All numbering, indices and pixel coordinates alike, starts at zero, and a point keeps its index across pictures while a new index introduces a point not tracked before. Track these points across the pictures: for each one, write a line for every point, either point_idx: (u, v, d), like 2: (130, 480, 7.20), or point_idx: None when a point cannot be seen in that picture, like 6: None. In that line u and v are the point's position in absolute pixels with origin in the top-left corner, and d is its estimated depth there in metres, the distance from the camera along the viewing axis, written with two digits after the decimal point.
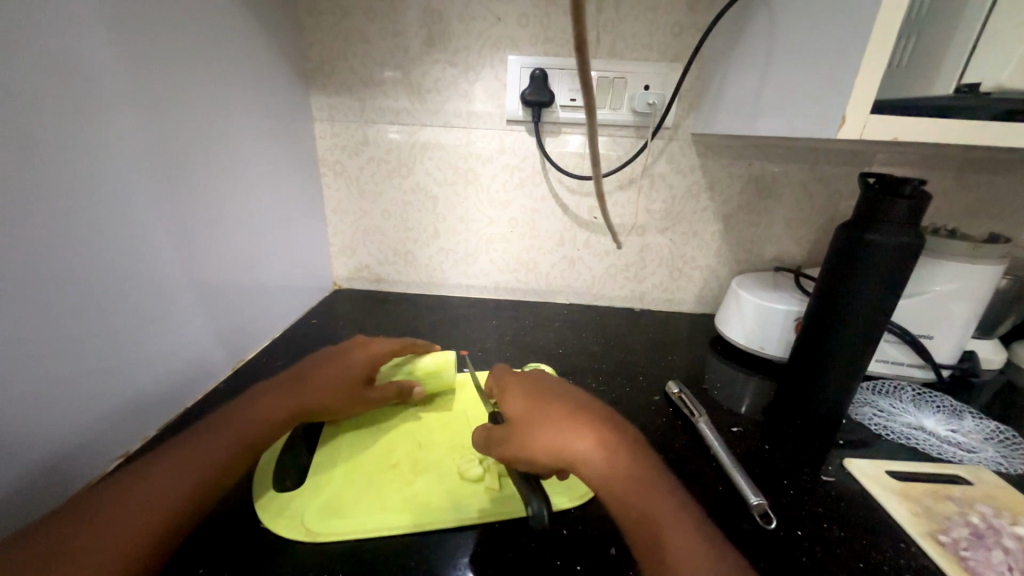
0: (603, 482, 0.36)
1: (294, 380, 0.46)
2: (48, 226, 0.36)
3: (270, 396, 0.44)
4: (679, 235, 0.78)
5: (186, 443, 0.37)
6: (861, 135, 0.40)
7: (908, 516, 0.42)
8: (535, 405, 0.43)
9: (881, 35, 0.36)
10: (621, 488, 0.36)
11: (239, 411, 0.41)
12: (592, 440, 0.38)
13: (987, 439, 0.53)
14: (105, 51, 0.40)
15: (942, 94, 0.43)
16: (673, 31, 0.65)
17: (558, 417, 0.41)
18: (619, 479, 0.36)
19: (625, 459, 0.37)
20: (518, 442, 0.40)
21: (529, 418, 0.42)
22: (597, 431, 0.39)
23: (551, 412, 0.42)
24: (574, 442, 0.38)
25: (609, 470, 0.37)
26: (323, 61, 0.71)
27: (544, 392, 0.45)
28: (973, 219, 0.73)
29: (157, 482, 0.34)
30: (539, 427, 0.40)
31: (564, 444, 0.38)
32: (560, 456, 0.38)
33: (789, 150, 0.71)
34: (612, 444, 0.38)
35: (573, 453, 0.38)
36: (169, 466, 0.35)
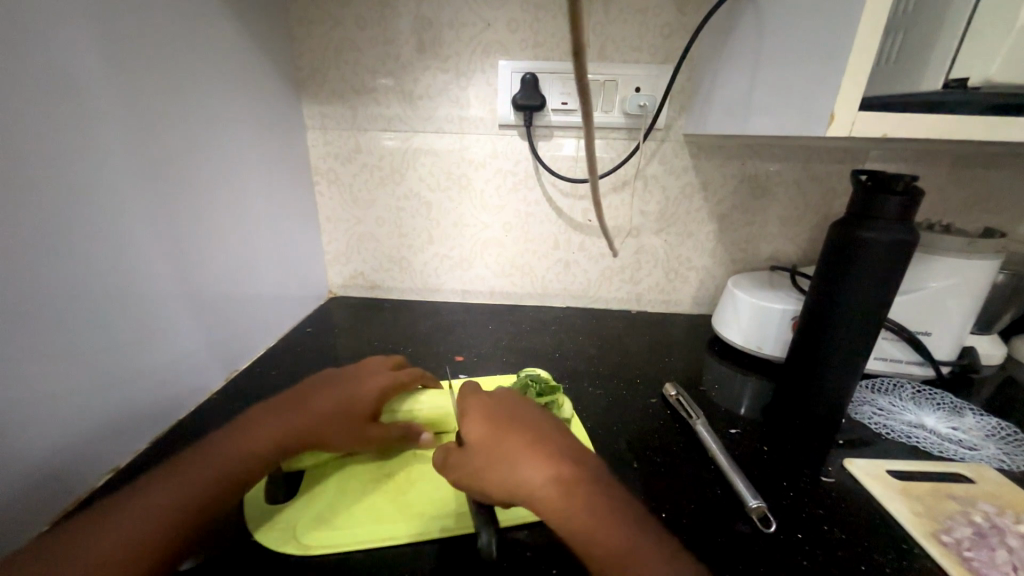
0: (564, 520, 0.34)
1: (295, 400, 0.45)
2: (39, 240, 0.36)
3: (275, 418, 0.42)
4: (674, 235, 0.78)
5: (178, 468, 0.36)
6: (850, 132, 0.40)
7: (911, 517, 0.42)
8: (494, 430, 0.40)
9: (868, 31, 0.36)
10: (584, 526, 0.33)
11: (241, 431, 0.41)
12: (550, 473, 0.36)
13: (988, 436, 0.53)
14: (93, 63, 0.39)
15: (930, 90, 0.43)
16: (663, 32, 0.65)
17: (516, 446, 0.38)
18: (581, 515, 0.34)
19: (587, 492, 0.35)
20: (477, 475, 0.38)
21: (485, 447, 0.39)
22: (556, 463, 0.37)
23: (510, 441, 0.38)
24: (533, 476, 0.36)
25: (569, 507, 0.34)
26: (314, 69, 0.71)
27: (503, 413, 0.42)
28: (968, 215, 0.73)
29: (152, 500, 0.34)
30: (496, 459, 0.37)
31: (522, 480, 0.36)
32: (518, 491, 0.36)
33: (782, 149, 0.71)
34: (573, 476, 0.36)
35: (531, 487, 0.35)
36: (160, 492, 0.34)
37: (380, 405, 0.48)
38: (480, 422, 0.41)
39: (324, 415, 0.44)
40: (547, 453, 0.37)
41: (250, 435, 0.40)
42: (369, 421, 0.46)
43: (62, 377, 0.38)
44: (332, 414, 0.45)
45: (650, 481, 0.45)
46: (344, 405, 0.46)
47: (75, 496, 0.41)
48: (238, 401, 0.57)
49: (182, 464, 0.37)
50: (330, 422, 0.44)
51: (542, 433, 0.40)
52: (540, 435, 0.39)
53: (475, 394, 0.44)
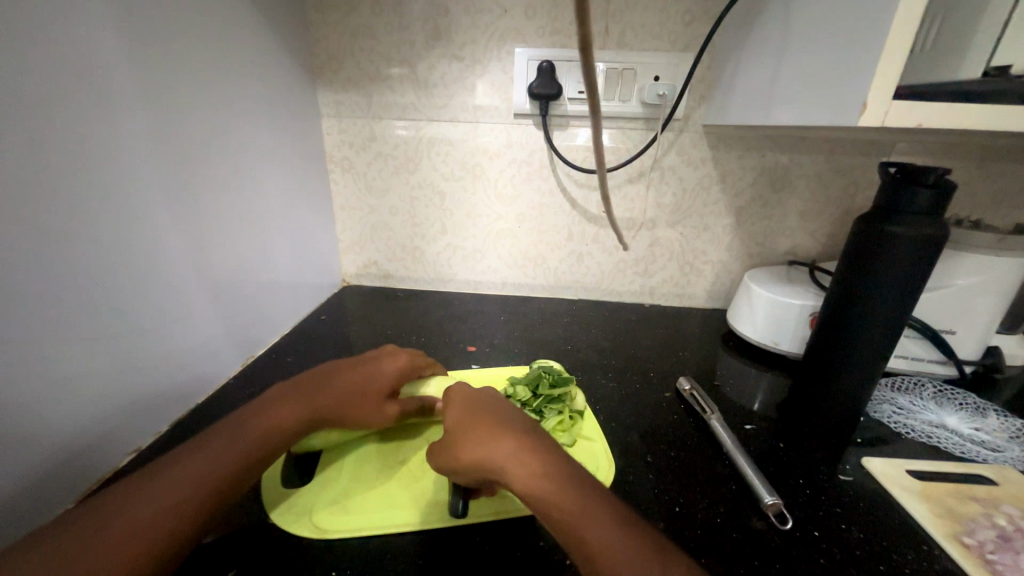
0: (524, 484, 0.34)
1: (311, 381, 0.45)
2: (59, 223, 0.36)
3: (291, 399, 0.43)
4: (690, 229, 0.77)
5: (198, 448, 0.37)
6: (883, 122, 0.38)
7: (930, 517, 0.41)
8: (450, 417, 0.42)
9: (905, 15, 0.35)
10: (541, 488, 0.34)
11: (259, 412, 0.41)
12: (510, 443, 0.37)
13: (1012, 437, 0.52)
14: (110, 49, 0.39)
15: (968, 79, 0.41)
16: (684, 19, 0.64)
17: (481, 423, 0.39)
18: (539, 476, 0.34)
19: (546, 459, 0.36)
20: (448, 451, 0.39)
21: (457, 426, 0.40)
22: (516, 435, 0.38)
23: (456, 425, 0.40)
24: (495, 445, 0.37)
25: (527, 471, 0.35)
26: (329, 56, 0.70)
27: (477, 398, 0.43)
28: (998, 210, 0.71)
29: (169, 480, 0.34)
30: (465, 434, 0.39)
31: (485, 449, 0.37)
32: (481, 461, 0.36)
33: (804, 142, 0.69)
34: (532, 446, 0.37)
35: (492, 456, 0.36)
36: (182, 470, 0.35)
37: (396, 387, 0.49)
38: (454, 407, 0.42)
39: (341, 397, 0.45)
40: (511, 428, 0.38)
41: (268, 421, 0.41)
42: (386, 400, 0.47)
43: (84, 360, 0.39)
44: (351, 397, 0.45)
45: (664, 475, 0.45)
46: (361, 388, 0.46)
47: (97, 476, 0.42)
48: (254, 387, 0.57)
49: (203, 444, 0.37)
50: (350, 403, 0.45)
51: (511, 415, 0.41)
52: (507, 416, 0.41)
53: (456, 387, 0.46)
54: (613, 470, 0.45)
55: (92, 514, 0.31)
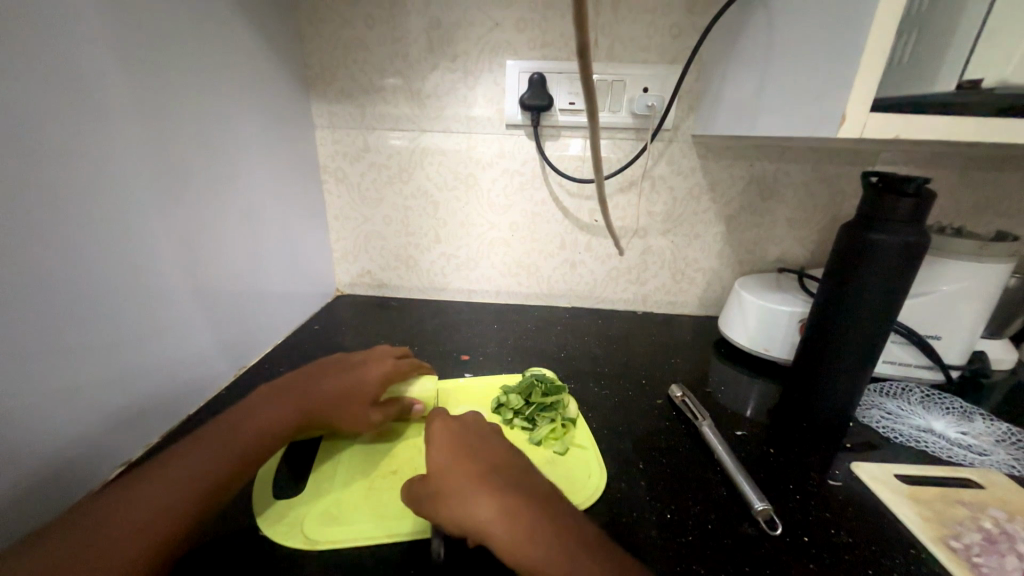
0: (510, 549, 0.33)
1: (299, 384, 0.46)
2: (53, 234, 0.36)
3: (278, 403, 0.43)
4: (681, 237, 0.78)
5: (189, 449, 0.37)
6: (862, 133, 0.39)
7: (918, 521, 0.41)
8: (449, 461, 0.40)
9: (879, 32, 0.36)
10: (529, 558, 0.32)
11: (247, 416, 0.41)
12: (495, 502, 0.35)
13: (998, 441, 0.52)
14: (105, 62, 0.40)
15: (943, 91, 0.43)
16: (671, 32, 0.65)
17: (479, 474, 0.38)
18: (529, 543, 0.33)
19: (533, 523, 0.34)
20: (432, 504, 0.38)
21: (441, 475, 0.39)
22: (500, 491, 0.36)
23: (454, 473, 0.39)
24: (479, 504, 0.35)
25: (514, 538, 0.33)
26: (323, 68, 0.71)
27: (460, 442, 0.42)
28: (980, 217, 0.72)
29: (155, 483, 0.34)
30: (449, 487, 0.38)
31: (470, 508, 0.36)
32: (466, 522, 0.35)
33: (790, 151, 0.70)
34: (519, 504, 0.35)
35: (477, 516, 0.35)
36: (168, 475, 0.35)
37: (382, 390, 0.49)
38: (436, 452, 0.41)
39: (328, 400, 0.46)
40: (495, 481, 0.37)
41: (258, 422, 0.41)
42: (371, 404, 0.48)
43: (75, 371, 0.39)
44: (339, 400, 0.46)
45: (656, 482, 0.45)
46: (348, 392, 0.47)
47: (87, 489, 0.41)
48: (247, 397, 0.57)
49: (194, 446, 0.37)
50: (337, 407, 0.46)
51: (493, 462, 0.40)
52: (489, 463, 0.39)
53: (438, 421, 0.45)
54: (605, 477, 0.45)
55: (82, 516, 0.31)
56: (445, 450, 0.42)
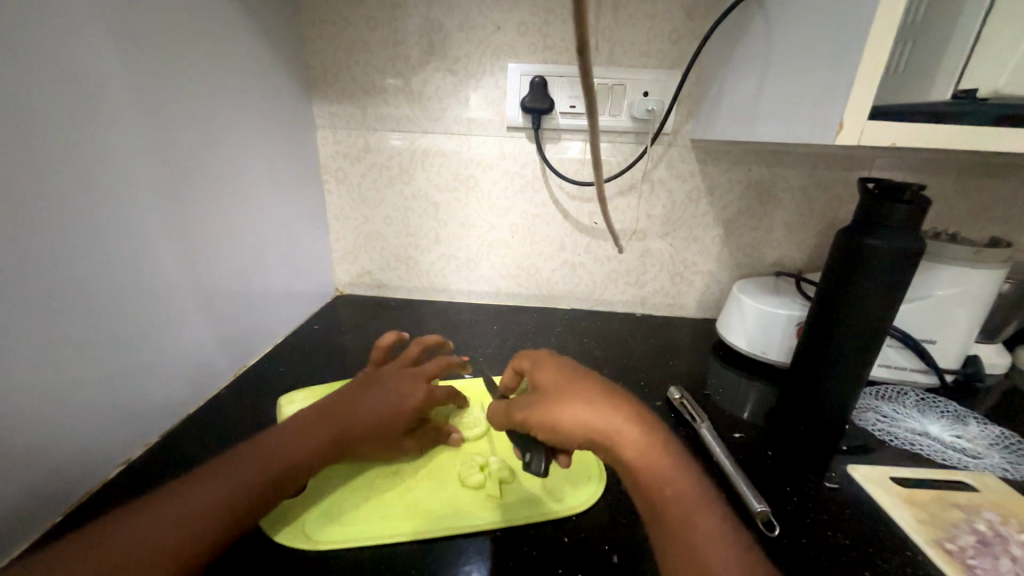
0: (640, 451, 0.37)
1: (348, 401, 0.45)
2: (55, 234, 0.37)
3: (322, 423, 0.42)
4: (680, 240, 0.78)
5: (220, 471, 0.36)
6: (859, 141, 0.40)
7: (913, 523, 0.42)
8: (568, 379, 0.43)
9: (876, 41, 0.37)
10: (656, 464, 0.37)
11: (287, 436, 0.40)
12: (630, 416, 0.39)
13: (992, 444, 0.53)
14: (107, 63, 0.40)
15: (940, 100, 0.43)
16: (671, 37, 0.66)
17: (603, 395, 0.41)
18: (664, 454, 0.37)
19: (660, 437, 0.39)
20: (556, 404, 0.40)
21: (559, 388, 0.42)
22: (634, 408, 0.40)
23: (583, 389, 0.41)
24: (620, 416, 0.39)
25: (646, 445, 0.37)
26: (324, 69, 0.71)
27: (569, 365, 0.45)
28: (974, 223, 0.73)
29: (191, 503, 0.33)
30: (576, 397, 0.40)
31: (608, 417, 0.39)
32: (598, 426, 0.38)
33: (788, 156, 0.71)
34: (646, 420, 0.39)
35: (619, 425, 0.38)
36: (204, 494, 0.34)
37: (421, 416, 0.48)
38: (549, 371, 0.44)
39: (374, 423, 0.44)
40: (620, 399, 0.41)
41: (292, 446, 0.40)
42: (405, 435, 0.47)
43: (75, 371, 0.39)
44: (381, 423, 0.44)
45: None
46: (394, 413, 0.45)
47: (87, 489, 0.41)
48: (247, 397, 0.57)
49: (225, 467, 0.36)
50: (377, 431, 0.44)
51: (608, 382, 0.43)
52: (611, 385, 0.43)
53: (539, 354, 0.48)
54: (605, 478, 0.46)
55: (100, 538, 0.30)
56: (554, 370, 0.45)
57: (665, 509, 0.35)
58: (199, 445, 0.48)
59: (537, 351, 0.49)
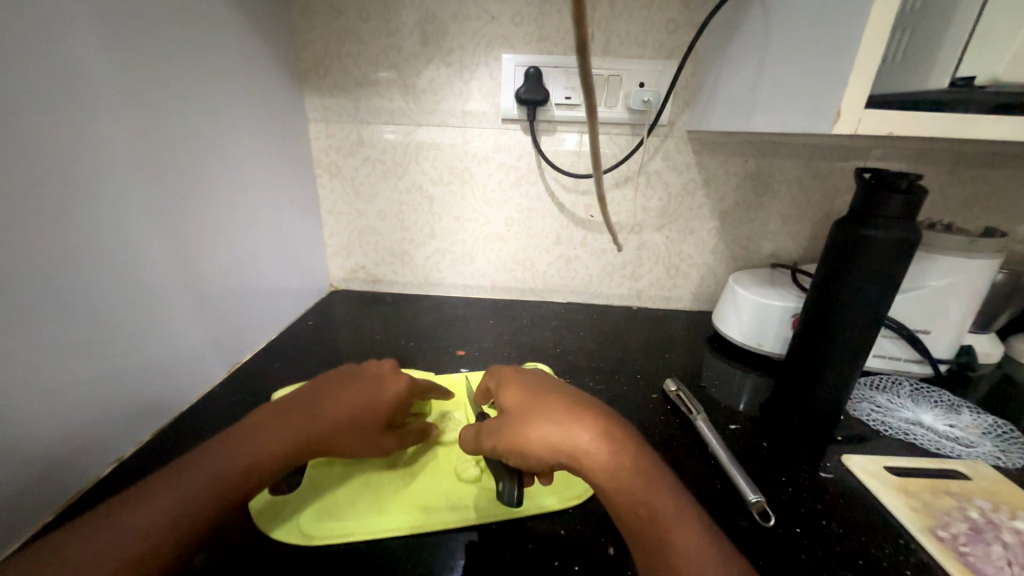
0: (604, 467, 0.36)
1: (322, 392, 0.44)
2: (42, 229, 0.36)
3: (294, 413, 0.41)
4: (676, 232, 0.78)
5: (186, 470, 0.35)
6: (856, 130, 0.40)
7: (907, 512, 0.42)
8: (531, 399, 0.42)
9: (874, 29, 0.36)
10: (621, 478, 0.35)
11: (260, 426, 0.40)
12: (595, 429, 0.37)
13: (985, 433, 0.54)
14: (95, 55, 0.39)
15: (938, 88, 0.43)
16: (668, 28, 0.65)
17: (566, 408, 0.39)
18: (630, 462, 0.36)
19: (626, 446, 0.37)
20: (517, 429, 0.39)
21: (519, 410, 0.41)
22: (597, 419, 0.38)
23: (546, 406, 0.40)
24: (582, 429, 0.37)
25: (611, 458, 0.36)
26: (316, 61, 0.70)
27: (532, 383, 0.44)
28: (969, 213, 0.73)
29: (167, 494, 0.33)
30: (537, 415, 0.39)
31: (569, 434, 0.37)
32: (561, 445, 0.37)
33: (784, 147, 0.71)
34: (610, 429, 0.38)
35: (581, 438, 0.37)
36: (179, 486, 0.34)
37: (399, 410, 0.47)
38: (513, 392, 0.43)
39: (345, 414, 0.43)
40: (584, 411, 0.39)
41: (262, 442, 0.38)
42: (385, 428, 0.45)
43: (64, 369, 0.38)
44: (353, 417, 0.43)
45: None
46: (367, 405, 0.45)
47: (78, 487, 0.41)
48: (241, 394, 0.57)
49: (190, 466, 0.35)
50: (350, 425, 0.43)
51: (571, 395, 0.42)
52: (576, 397, 0.41)
53: (503, 372, 0.47)
54: None
55: (69, 544, 0.29)
56: (518, 389, 0.44)
57: (636, 523, 0.34)
58: (192, 442, 0.48)
59: (503, 371, 0.48)
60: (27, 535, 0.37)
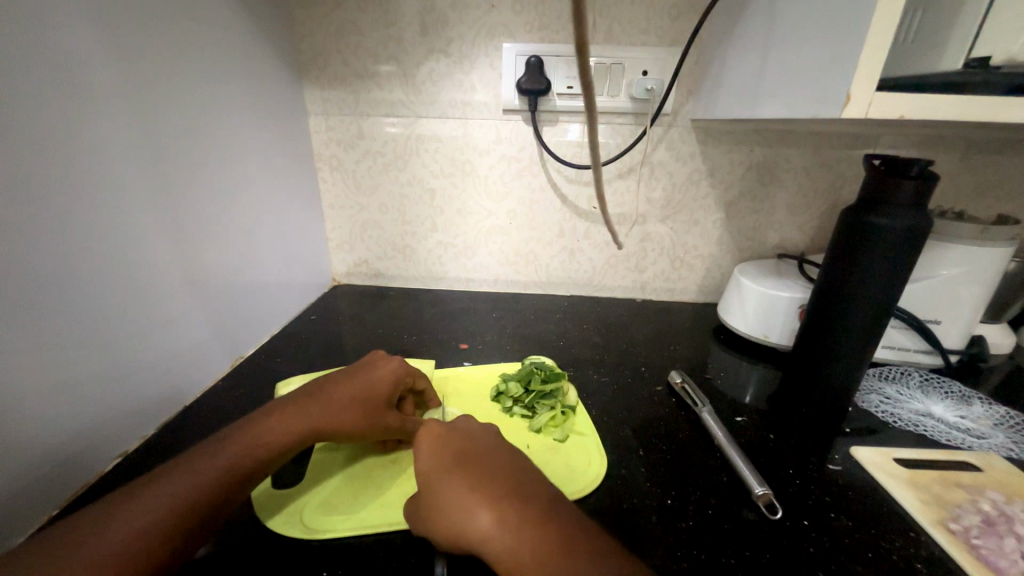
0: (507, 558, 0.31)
1: (316, 389, 0.44)
2: (43, 226, 0.36)
3: (290, 408, 0.42)
4: (680, 223, 0.77)
5: (183, 464, 0.35)
6: (867, 113, 0.38)
7: (918, 504, 0.42)
8: (438, 474, 0.37)
9: (887, 8, 0.35)
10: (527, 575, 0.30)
11: (256, 422, 0.40)
12: (500, 516, 0.33)
13: (997, 424, 0.53)
14: (92, 49, 0.39)
15: (950, 70, 0.42)
16: (672, 13, 0.64)
17: (467, 489, 0.35)
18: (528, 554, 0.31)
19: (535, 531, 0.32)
20: (428, 513, 0.36)
21: (429, 481, 0.37)
22: (505, 503, 0.34)
23: (450, 486, 0.36)
24: (484, 514, 0.33)
25: (512, 556, 0.31)
26: (314, 53, 0.70)
27: (457, 442, 0.40)
28: (981, 201, 0.72)
29: (165, 489, 0.33)
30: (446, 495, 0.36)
31: (468, 525, 0.33)
32: (462, 537, 0.33)
33: (791, 135, 0.69)
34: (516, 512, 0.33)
35: (482, 526, 0.33)
36: (178, 479, 0.33)
37: (395, 395, 0.47)
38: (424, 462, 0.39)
39: (343, 403, 0.43)
40: (495, 492, 0.35)
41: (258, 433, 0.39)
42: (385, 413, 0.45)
43: (66, 366, 0.38)
44: (346, 406, 0.44)
45: (656, 468, 0.45)
46: (364, 393, 0.45)
47: (83, 482, 0.41)
48: (243, 389, 0.57)
49: (187, 460, 0.35)
50: (348, 413, 0.43)
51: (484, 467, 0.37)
52: (500, 470, 0.37)
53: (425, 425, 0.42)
54: (606, 462, 0.46)
55: (65, 538, 0.29)
56: (437, 447, 0.39)
57: None
58: (195, 438, 0.48)
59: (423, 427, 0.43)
60: (30, 530, 0.37)
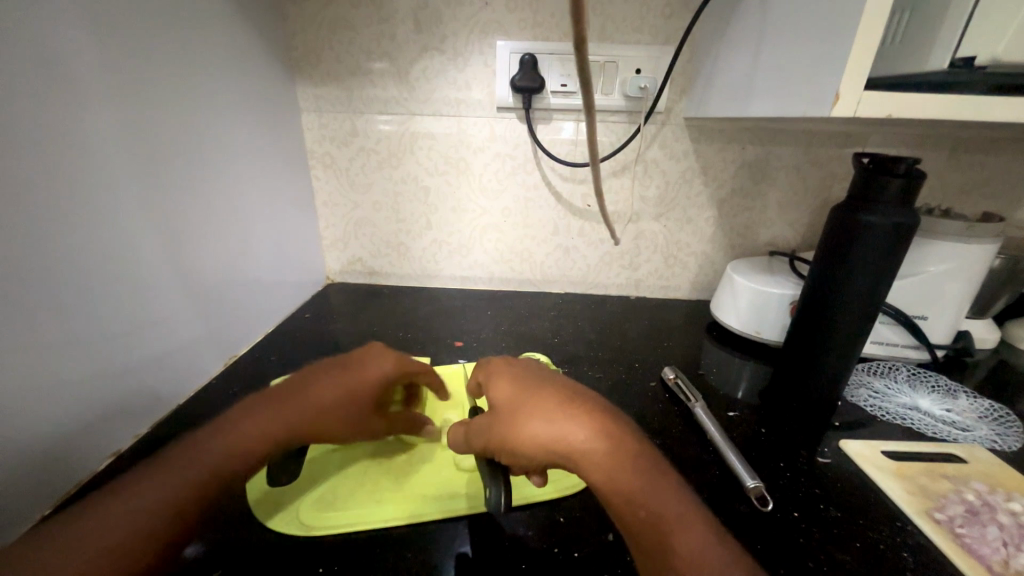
0: (602, 474, 0.34)
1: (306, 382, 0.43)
2: (35, 222, 0.35)
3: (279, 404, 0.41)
4: (673, 221, 0.78)
5: (174, 461, 0.34)
6: (856, 113, 0.39)
7: (904, 495, 0.42)
8: (521, 394, 0.40)
9: (875, 9, 0.35)
10: (622, 483, 0.33)
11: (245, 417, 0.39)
12: (594, 427, 0.36)
13: (982, 417, 0.54)
14: (83, 45, 0.38)
15: (937, 71, 0.42)
16: (664, 12, 0.64)
17: (553, 405, 0.38)
18: (619, 460, 0.34)
19: (626, 445, 0.36)
20: (509, 428, 0.37)
21: (513, 403, 0.39)
22: (598, 418, 0.37)
23: (539, 401, 0.39)
24: (581, 433, 0.36)
25: (610, 461, 0.34)
26: (307, 49, 0.69)
27: (529, 379, 0.42)
28: (967, 199, 0.73)
29: (155, 488, 0.32)
30: (531, 414, 0.38)
31: (564, 433, 0.36)
32: (557, 445, 0.36)
33: (783, 133, 0.70)
34: (609, 428, 0.36)
35: (578, 443, 0.35)
36: (169, 479, 0.33)
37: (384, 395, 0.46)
38: (503, 387, 0.42)
39: (334, 404, 0.43)
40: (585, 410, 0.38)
41: (251, 432, 0.38)
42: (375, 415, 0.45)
43: (59, 365, 0.38)
44: (338, 408, 0.43)
45: None
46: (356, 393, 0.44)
47: (76, 481, 0.41)
48: (237, 388, 0.57)
49: (178, 455, 0.35)
50: (338, 415, 0.43)
51: (565, 390, 0.41)
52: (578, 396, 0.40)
53: (500, 367, 0.45)
54: None
55: (56, 535, 0.29)
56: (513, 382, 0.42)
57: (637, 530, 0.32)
58: None
59: (495, 364, 0.46)
60: (21, 531, 0.37)
